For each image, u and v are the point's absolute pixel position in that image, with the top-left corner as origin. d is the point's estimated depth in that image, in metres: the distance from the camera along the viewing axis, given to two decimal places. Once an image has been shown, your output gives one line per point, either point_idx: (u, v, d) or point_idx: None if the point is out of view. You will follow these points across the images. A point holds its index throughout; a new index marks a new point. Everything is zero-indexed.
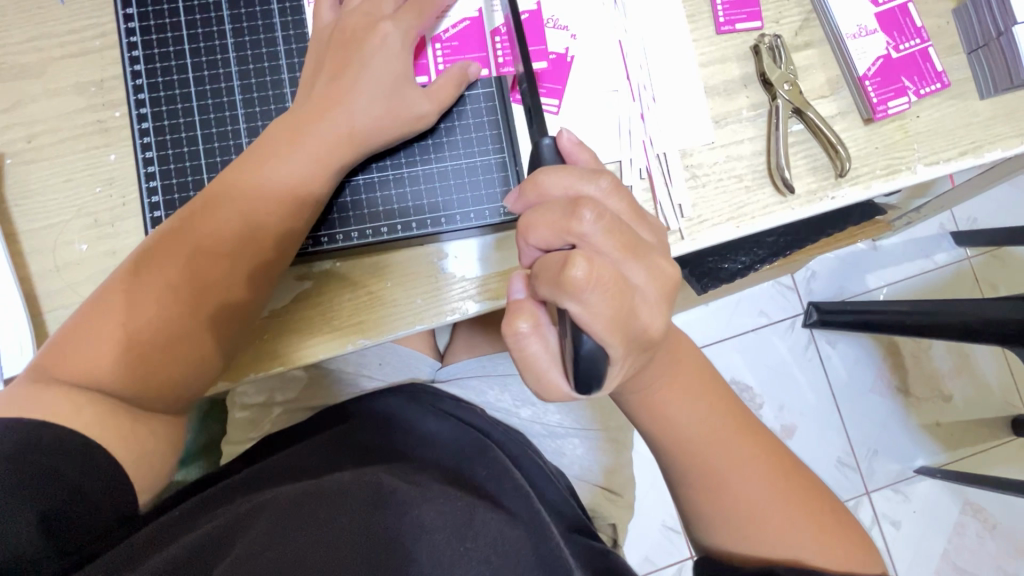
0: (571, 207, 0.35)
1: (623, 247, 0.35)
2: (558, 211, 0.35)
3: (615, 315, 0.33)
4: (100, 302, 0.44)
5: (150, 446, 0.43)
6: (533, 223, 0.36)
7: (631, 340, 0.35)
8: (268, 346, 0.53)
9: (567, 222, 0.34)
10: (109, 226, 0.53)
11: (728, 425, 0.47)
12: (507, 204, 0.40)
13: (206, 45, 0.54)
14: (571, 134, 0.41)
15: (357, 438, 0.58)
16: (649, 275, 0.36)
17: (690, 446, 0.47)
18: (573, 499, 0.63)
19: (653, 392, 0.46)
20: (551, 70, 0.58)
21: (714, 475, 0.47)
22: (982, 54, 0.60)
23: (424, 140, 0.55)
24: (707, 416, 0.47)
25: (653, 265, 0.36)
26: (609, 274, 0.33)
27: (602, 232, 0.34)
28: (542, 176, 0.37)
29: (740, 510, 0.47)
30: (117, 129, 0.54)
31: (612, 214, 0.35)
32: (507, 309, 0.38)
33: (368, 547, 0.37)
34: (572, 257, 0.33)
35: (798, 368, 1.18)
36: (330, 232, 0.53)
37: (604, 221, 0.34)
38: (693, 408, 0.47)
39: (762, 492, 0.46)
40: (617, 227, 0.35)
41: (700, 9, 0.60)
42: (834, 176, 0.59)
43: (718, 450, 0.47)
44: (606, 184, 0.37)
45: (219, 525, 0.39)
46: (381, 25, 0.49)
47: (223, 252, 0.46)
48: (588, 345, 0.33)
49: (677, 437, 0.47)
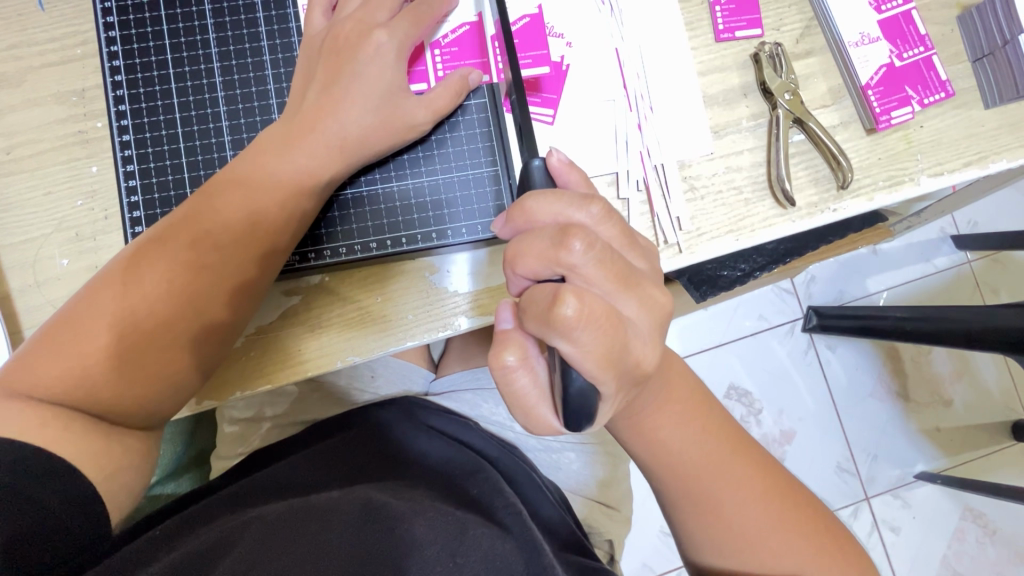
0: (560, 238, 0.34)
1: (614, 278, 0.34)
2: (546, 241, 0.34)
3: (607, 352, 0.33)
4: (72, 316, 0.42)
5: (128, 465, 0.42)
6: (522, 252, 0.35)
7: (623, 374, 0.34)
8: (254, 363, 0.52)
9: (555, 252, 0.34)
10: (91, 240, 0.52)
11: (725, 447, 0.46)
12: (495, 229, 0.39)
13: (190, 54, 0.52)
14: (561, 153, 0.40)
15: (346, 452, 0.57)
16: (641, 306, 0.35)
17: (685, 470, 0.45)
18: (567, 514, 0.62)
19: (647, 416, 0.44)
20: (552, 77, 0.56)
21: (711, 499, 0.45)
22: (987, 63, 0.58)
23: (414, 152, 0.53)
24: (701, 439, 0.46)
25: (645, 295, 0.36)
26: (599, 309, 0.33)
27: (593, 263, 0.34)
28: (530, 202, 0.36)
29: (737, 535, 0.45)
30: (98, 140, 0.53)
31: (602, 244, 0.34)
32: (496, 340, 0.37)
33: (361, 559, 0.36)
34: (562, 293, 0.32)
35: (798, 375, 1.17)
36: (317, 248, 0.52)
37: (594, 251, 0.34)
38: (687, 430, 0.45)
39: (761, 516, 0.45)
40: (608, 257, 0.34)
41: (699, 16, 0.58)
42: (836, 187, 0.57)
43: (715, 473, 0.45)
44: (596, 210, 0.36)
45: (204, 543, 0.38)
46: (374, 33, 0.47)
47: (204, 265, 0.43)
48: (579, 383, 0.33)
49: (671, 461, 0.45)
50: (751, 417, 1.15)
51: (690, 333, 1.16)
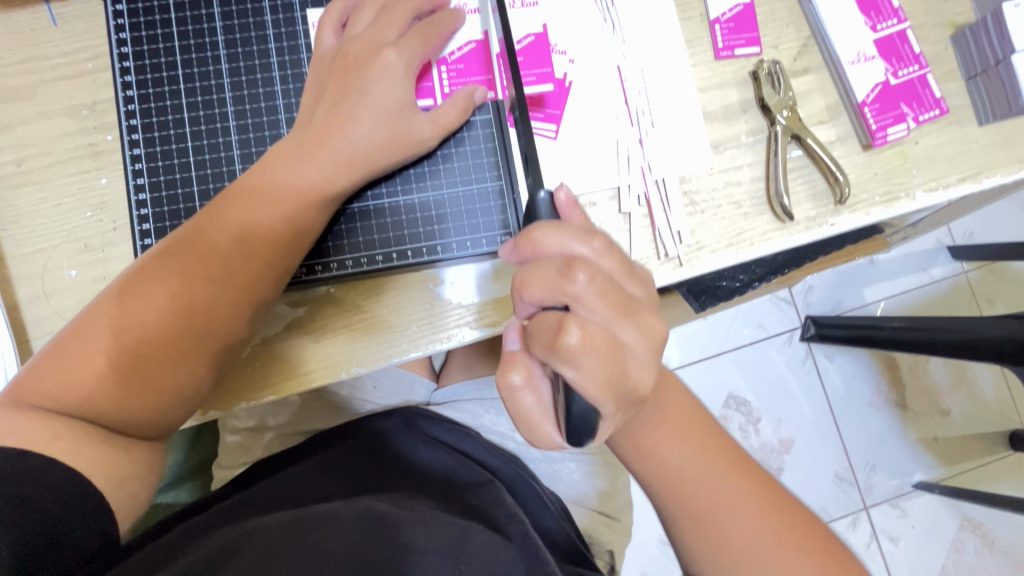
0: (564, 269, 0.35)
1: (616, 308, 0.35)
2: (551, 270, 0.35)
3: (607, 376, 0.34)
4: (82, 327, 0.42)
5: (134, 474, 0.42)
6: (527, 280, 0.36)
7: (622, 395, 0.36)
8: (261, 374, 0.53)
9: (560, 282, 0.35)
10: (99, 251, 0.52)
11: (722, 463, 0.47)
12: (502, 254, 0.40)
13: (201, 70, 0.53)
14: (569, 192, 0.41)
15: (350, 461, 0.57)
16: (641, 334, 0.36)
17: (682, 485, 0.46)
18: (568, 523, 0.61)
19: (643, 431, 0.46)
20: (557, 93, 0.57)
21: (709, 514, 0.46)
22: (980, 81, 0.60)
23: (420, 167, 0.54)
24: (699, 455, 0.47)
25: (643, 322, 0.37)
26: (600, 337, 0.34)
27: (595, 293, 0.35)
28: (537, 232, 0.37)
29: (737, 551, 0.45)
30: (108, 152, 0.53)
31: (604, 276, 0.35)
32: (502, 360, 0.38)
33: (360, 566, 0.37)
34: (566, 322, 0.34)
35: (796, 384, 1.18)
36: (324, 260, 0.53)
37: (597, 282, 0.35)
38: (684, 447, 0.47)
39: (760, 532, 0.45)
40: (610, 288, 0.35)
41: (699, 34, 0.59)
42: (834, 202, 0.58)
43: (712, 488, 0.46)
44: (598, 243, 0.37)
45: (207, 552, 0.38)
46: (384, 52, 0.48)
47: (213, 278, 0.44)
48: (580, 405, 0.35)
49: (668, 475, 0.47)
50: (750, 426, 1.16)
51: (689, 342, 1.17)
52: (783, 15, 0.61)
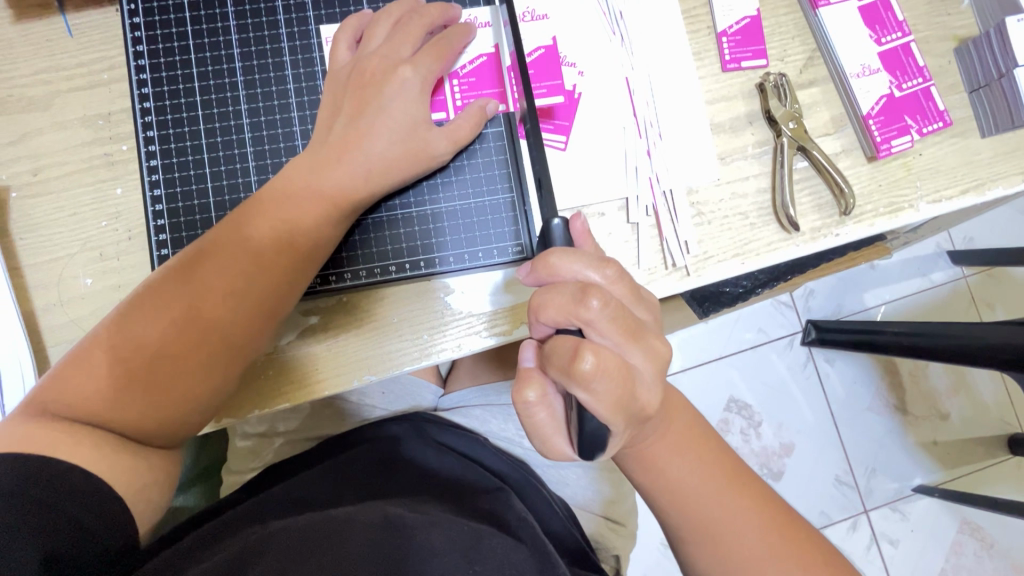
0: (579, 295, 0.37)
1: (626, 333, 0.37)
2: (567, 296, 0.37)
3: (617, 400, 0.36)
4: (102, 338, 0.43)
5: (153, 483, 0.43)
6: (544, 302, 0.38)
7: (631, 415, 0.37)
8: (274, 383, 0.53)
9: (575, 307, 0.37)
10: (114, 260, 0.53)
11: (723, 477, 0.48)
12: (518, 275, 0.42)
13: (216, 82, 0.54)
14: (584, 221, 0.45)
15: (362, 466, 0.58)
16: (647, 357, 0.38)
17: (684, 497, 0.47)
18: (576, 528, 0.62)
19: (647, 446, 0.47)
20: (566, 105, 0.58)
21: (712, 527, 0.46)
22: (983, 94, 0.60)
23: (433, 179, 0.55)
24: (701, 468, 0.47)
25: (651, 348, 0.38)
26: (613, 362, 0.35)
27: (608, 319, 0.37)
28: (554, 257, 0.40)
29: (740, 563, 0.46)
30: (124, 162, 0.54)
31: (616, 303, 0.37)
32: (517, 376, 0.39)
33: (378, 566, 0.37)
34: (582, 348, 0.35)
35: (798, 389, 1.18)
36: (339, 271, 0.53)
37: (610, 308, 0.37)
38: (685, 459, 0.47)
39: (762, 543, 0.46)
40: (621, 314, 0.37)
41: (706, 47, 0.60)
42: (838, 213, 0.59)
43: (715, 502, 0.47)
44: (610, 271, 0.40)
45: (230, 555, 0.38)
46: (400, 69, 0.49)
47: (227, 291, 0.45)
48: (592, 423, 0.36)
49: (672, 488, 0.47)
50: (751, 430, 1.16)
51: (692, 346, 1.17)
52: (789, 28, 0.61)
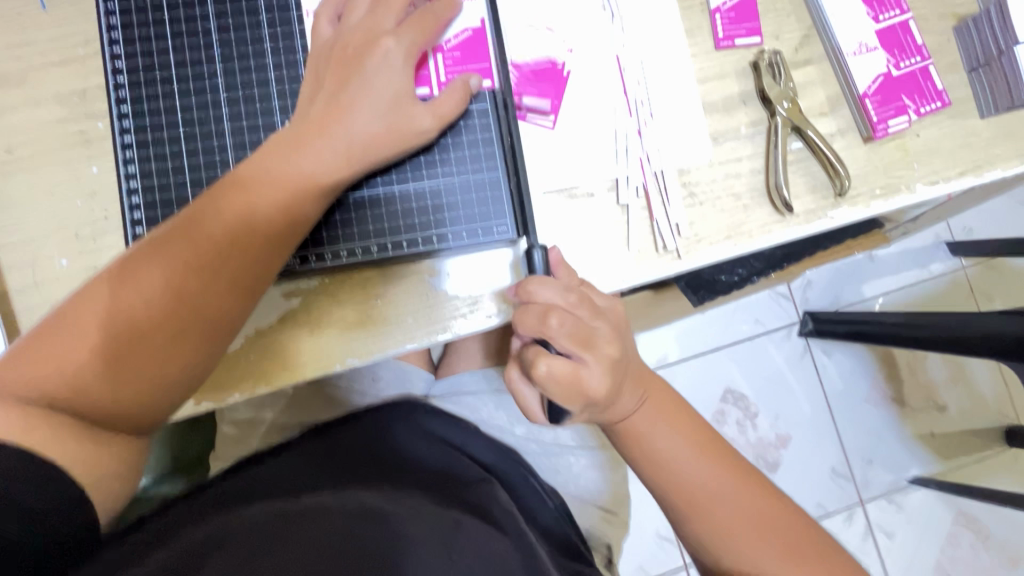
0: (541, 317, 0.43)
1: (582, 344, 0.43)
2: (533, 317, 0.43)
3: (568, 394, 0.43)
4: (73, 312, 0.42)
5: (113, 470, 0.42)
6: (516, 321, 0.44)
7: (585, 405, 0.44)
8: (254, 365, 0.52)
9: (539, 327, 0.43)
10: (90, 241, 0.52)
11: (698, 440, 0.47)
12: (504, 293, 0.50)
13: (193, 56, 0.52)
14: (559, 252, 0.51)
15: (343, 452, 0.57)
16: (603, 367, 0.44)
17: (659, 465, 0.47)
18: (569, 524, 0.61)
19: (620, 418, 0.47)
20: (554, 83, 0.56)
21: (688, 490, 0.46)
22: (983, 73, 0.59)
23: (417, 158, 0.54)
24: (676, 439, 0.47)
25: (606, 358, 0.44)
26: (565, 370, 0.42)
27: (566, 336, 0.43)
28: (531, 284, 0.44)
29: (717, 526, 0.46)
30: (100, 140, 0.53)
31: (572, 320, 0.43)
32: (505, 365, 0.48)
33: (356, 560, 0.36)
34: (538, 358, 0.43)
35: (794, 378, 1.18)
36: (318, 250, 0.52)
37: (566, 325, 0.43)
38: (660, 431, 0.48)
39: (735, 504, 0.46)
40: (577, 329, 0.43)
41: (699, 24, 0.59)
42: (833, 195, 0.58)
43: (691, 466, 0.46)
44: (575, 295, 0.45)
45: (196, 542, 0.37)
46: (382, 41, 0.47)
47: (202, 269, 0.43)
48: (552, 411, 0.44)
49: (647, 459, 0.47)
50: (747, 421, 1.16)
51: (688, 336, 1.16)
52: (784, 5, 0.60)
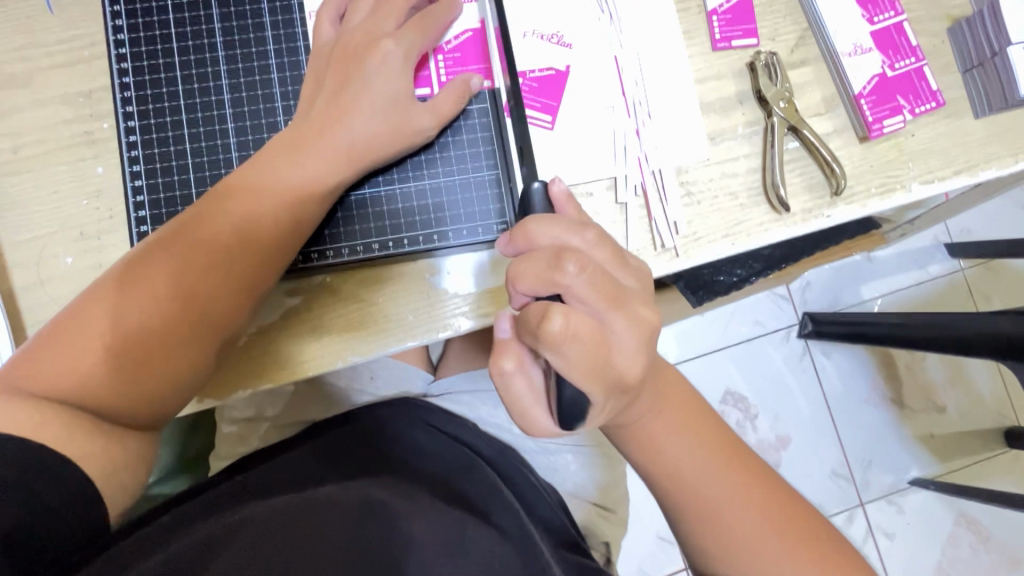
0: (553, 262, 0.37)
1: (605, 297, 0.37)
2: (543, 264, 0.37)
3: (592, 365, 0.36)
4: (82, 312, 0.43)
5: (122, 469, 0.42)
6: (521, 272, 0.38)
7: (610, 377, 0.37)
8: (256, 362, 0.53)
9: (551, 273, 0.37)
10: (95, 239, 0.52)
11: (717, 450, 0.47)
12: (499, 248, 0.42)
13: (197, 57, 0.53)
14: (563, 185, 0.44)
15: (345, 446, 0.58)
16: (629, 323, 0.38)
17: (677, 473, 0.46)
18: (566, 516, 0.62)
19: (637, 424, 0.46)
20: (552, 84, 0.57)
21: (704, 501, 0.46)
22: (977, 73, 0.60)
23: (417, 156, 0.54)
24: (693, 446, 0.47)
25: (632, 312, 0.38)
26: (586, 327, 0.36)
27: (586, 283, 0.37)
28: (531, 225, 0.40)
29: (731, 539, 0.46)
30: (104, 140, 0.53)
31: (594, 267, 0.37)
32: (494, 348, 0.40)
33: (362, 560, 0.36)
34: (551, 310, 0.35)
35: (793, 379, 1.18)
36: (321, 248, 0.53)
37: (587, 273, 0.37)
38: (678, 438, 0.47)
39: (751, 515, 0.45)
40: (600, 279, 0.37)
41: (696, 26, 0.59)
42: (829, 194, 0.58)
43: (712, 480, 0.46)
44: (591, 234, 0.40)
45: (203, 538, 0.38)
46: (381, 43, 0.48)
47: (210, 267, 0.44)
48: (570, 391, 0.37)
49: (663, 466, 0.46)
50: (747, 422, 1.16)
51: (687, 337, 1.17)
52: (780, 7, 0.61)
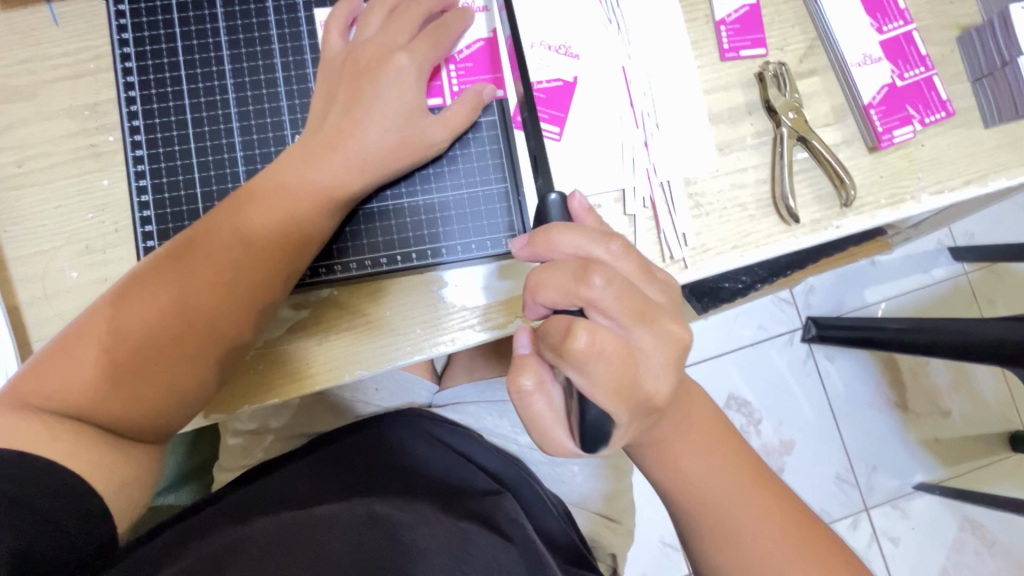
0: (580, 272, 0.37)
1: (631, 311, 0.37)
2: (568, 273, 0.37)
3: (616, 383, 0.36)
4: (87, 327, 0.42)
5: (129, 483, 0.41)
6: (543, 281, 0.38)
7: (634, 395, 0.37)
8: (263, 376, 0.52)
9: (576, 285, 0.37)
10: (100, 253, 0.52)
11: (740, 473, 0.46)
12: (514, 251, 0.43)
13: (203, 71, 0.53)
14: (583, 199, 0.45)
15: (352, 460, 0.57)
16: (655, 339, 0.38)
17: (701, 494, 0.46)
18: (571, 527, 0.61)
19: (661, 444, 0.45)
20: (562, 94, 0.57)
21: (726, 524, 0.45)
22: (987, 83, 0.59)
23: (426, 169, 0.54)
24: (718, 466, 0.46)
25: (659, 328, 0.38)
26: (611, 343, 0.35)
27: (612, 296, 0.37)
28: (555, 233, 0.40)
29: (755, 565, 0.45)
30: (110, 153, 0.53)
31: (621, 281, 0.37)
32: (513, 364, 0.40)
33: (363, 560, 0.37)
34: (575, 326, 0.35)
35: (797, 385, 1.17)
36: (329, 263, 0.53)
37: (613, 286, 0.37)
38: (703, 459, 0.46)
39: (775, 540, 0.45)
40: (627, 292, 0.37)
41: (704, 36, 0.59)
42: (839, 205, 0.58)
43: (737, 502, 0.46)
44: (616, 246, 0.40)
45: (208, 555, 0.37)
46: (395, 56, 0.48)
47: (217, 281, 0.44)
48: (593, 411, 0.36)
49: (688, 486, 0.46)
50: (751, 427, 1.15)
51: (691, 343, 1.16)
52: (788, 17, 0.60)
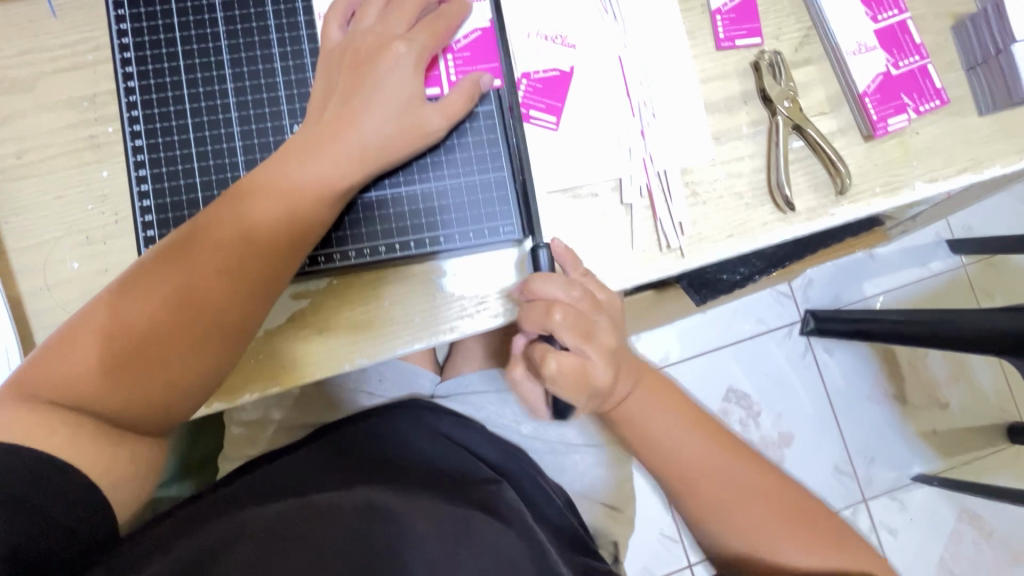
0: (546, 311, 0.45)
1: (583, 337, 0.45)
2: (538, 312, 0.45)
3: (576, 387, 0.45)
4: (92, 317, 0.43)
5: (127, 471, 0.41)
6: (523, 317, 0.46)
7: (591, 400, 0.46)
8: (264, 366, 0.53)
9: (543, 321, 0.45)
10: (101, 243, 0.52)
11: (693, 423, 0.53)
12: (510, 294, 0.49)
13: (201, 61, 0.53)
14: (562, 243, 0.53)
15: (356, 452, 0.58)
16: (604, 358, 0.45)
17: (656, 444, 0.53)
18: (574, 517, 0.62)
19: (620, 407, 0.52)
20: (560, 83, 0.57)
21: (681, 467, 0.52)
22: (981, 71, 0.60)
23: (424, 159, 0.54)
24: (671, 421, 0.53)
25: (606, 348, 0.46)
26: (572, 363, 0.44)
27: (570, 329, 0.44)
28: (533, 281, 0.46)
29: (706, 500, 0.52)
30: (109, 145, 0.53)
31: (577, 316, 0.45)
32: (510, 360, 0.49)
33: (358, 549, 0.37)
34: (547, 355, 0.44)
35: (795, 376, 1.18)
36: (327, 251, 0.52)
37: (570, 320, 0.44)
38: (657, 416, 0.53)
39: (726, 479, 0.52)
40: (580, 325, 0.44)
41: (700, 25, 0.59)
42: (834, 194, 0.58)
43: (688, 448, 0.52)
44: (578, 290, 0.46)
45: (210, 543, 0.37)
46: (393, 45, 0.48)
47: (219, 271, 0.44)
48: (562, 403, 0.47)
49: (644, 438, 0.53)
50: (750, 419, 1.16)
51: (689, 336, 1.17)
52: (784, 6, 0.61)
